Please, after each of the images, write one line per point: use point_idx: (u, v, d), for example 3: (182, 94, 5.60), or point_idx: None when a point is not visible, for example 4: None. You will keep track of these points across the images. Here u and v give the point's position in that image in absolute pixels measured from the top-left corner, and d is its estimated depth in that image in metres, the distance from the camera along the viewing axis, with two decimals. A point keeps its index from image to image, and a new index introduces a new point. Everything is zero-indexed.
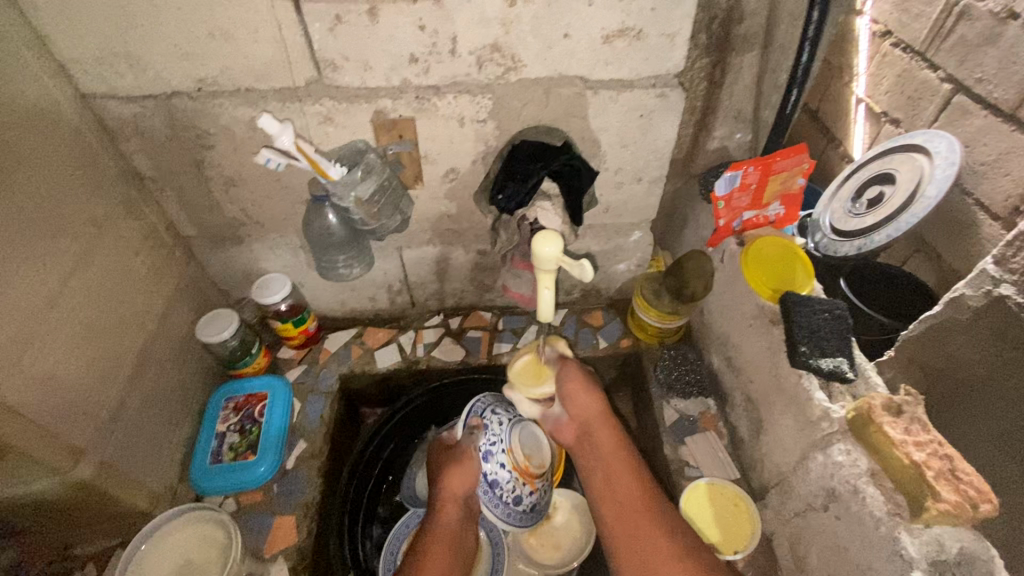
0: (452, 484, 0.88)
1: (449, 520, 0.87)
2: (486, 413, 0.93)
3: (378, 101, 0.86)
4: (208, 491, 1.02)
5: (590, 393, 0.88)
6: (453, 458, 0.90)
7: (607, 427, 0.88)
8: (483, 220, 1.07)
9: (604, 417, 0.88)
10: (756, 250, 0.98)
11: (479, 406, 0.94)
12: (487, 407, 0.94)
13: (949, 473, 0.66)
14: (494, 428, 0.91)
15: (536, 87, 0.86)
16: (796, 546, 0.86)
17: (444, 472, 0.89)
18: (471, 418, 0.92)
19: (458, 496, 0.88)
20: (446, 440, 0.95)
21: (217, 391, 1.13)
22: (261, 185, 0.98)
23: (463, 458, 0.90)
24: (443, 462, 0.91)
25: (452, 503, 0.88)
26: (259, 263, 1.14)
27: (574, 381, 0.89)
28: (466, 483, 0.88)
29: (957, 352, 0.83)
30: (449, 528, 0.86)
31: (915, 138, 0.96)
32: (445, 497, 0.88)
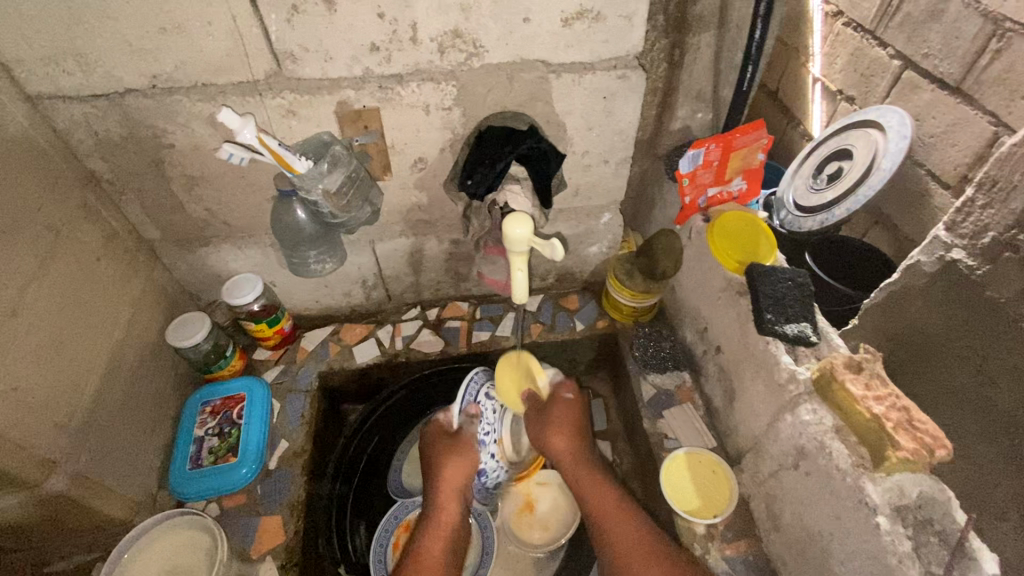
0: (454, 476, 0.90)
1: (451, 512, 0.89)
2: (484, 399, 0.95)
3: (341, 91, 0.85)
4: (190, 497, 1.01)
5: (560, 431, 0.92)
6: (455, 450, 0.91)
7: (576, 453, 0.92)
8: (454, 208, 1.07)
9: (571, 443, 0.92)
10: (721, 225, 1.01)
11: (473, 390, 0.94)
12: (483, 391, 0.96)
13: (906, 423, 0.70)
14: (488, 419, 0.95)
15: (500, 72, 0.86)
16: (771, 505, 0.90)
17: (446, 465, 0.90)
18: (468, 404, 0.93)
19: (457, 486, 0.90)
20: (445, 426, 0.94)
21: (192, 396, 1.11)
22: (226, 182, 0.96)
23: (462, 447, 0.91)
24: (444, 453, 0.91)
25: (452, 495, 0.90)
26: (228, 264, 1.12)
27: (538, 420, 0.94)
28: (466, 473, 0.91)
29: (918, 317, 0.86)
30: (450, 520, 0.88)
31: (870, 114, 1.00)
32: (447, 487, 0.90)
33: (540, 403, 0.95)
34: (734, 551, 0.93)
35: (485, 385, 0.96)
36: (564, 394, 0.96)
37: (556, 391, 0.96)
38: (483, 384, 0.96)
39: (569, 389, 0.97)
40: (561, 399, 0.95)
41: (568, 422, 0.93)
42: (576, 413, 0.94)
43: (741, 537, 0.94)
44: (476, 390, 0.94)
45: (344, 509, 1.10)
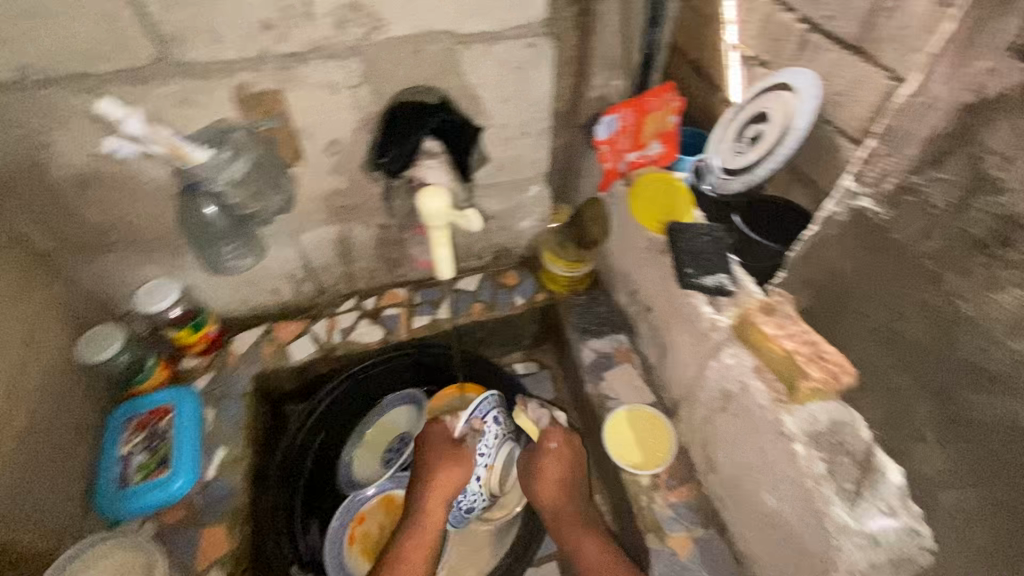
0: (445, 485, 0.95)
1: (435, 517, 0.96)
2: (491, 424, 0.97)
3: (237, 74, 0.80)
4: (122, 517, 0.95)
5: (543, 481, 1.01)
6: (452, 460, 0.96)
7: (559, 494, 1.00)
8: (376, 190, 1.04)
9: (553, 486, 1.00)
10: (642, 188, 1.03)
11: (484, 408, 0.95)
12: (493, 417, 0.98)
13: (817, 356, 0.74)
14: (489, 440, 0.97)
15: (405, 45, 0.84)
16: (706, 449, 0.95)
17: (438, 473, 0.95)
18: (474, 420, 0.95)
19: (446, 494, 0.96)
20: (448, 433, 0.99)
21: (115, 414, 1.05)
22: (122, 182, 0.89)
23: (460, 462, 0.95)
24: (439, 461, 0.96)
25: (439, 502, 0.96)
26: (139, 270, 1.05)
27: (524, 467, 1.03)
28: (456, 485, 0.96)
29: (834, 263, 0.74)
30: (433, 524, 0.95)
31: (786, 74, 0.90)
32: (435, 494, 0.95)
33: (530, 450, 1.04)
34: (677, 497, 0.99)
35: (497, 409, 0.99)
36: (552, 441, 1.02)
37: (547, 436, 1.03)
38: (495, 408, 0.98)
39: (559, 433, 1.04)
40: (548, 444, 1.02)
41: (553, 470, 1.01)
42: (565, 455, 1.02)
43: (682, 483, 0.99)
44: (489, 411, 0.97)
45: (293, 510, 1.08)
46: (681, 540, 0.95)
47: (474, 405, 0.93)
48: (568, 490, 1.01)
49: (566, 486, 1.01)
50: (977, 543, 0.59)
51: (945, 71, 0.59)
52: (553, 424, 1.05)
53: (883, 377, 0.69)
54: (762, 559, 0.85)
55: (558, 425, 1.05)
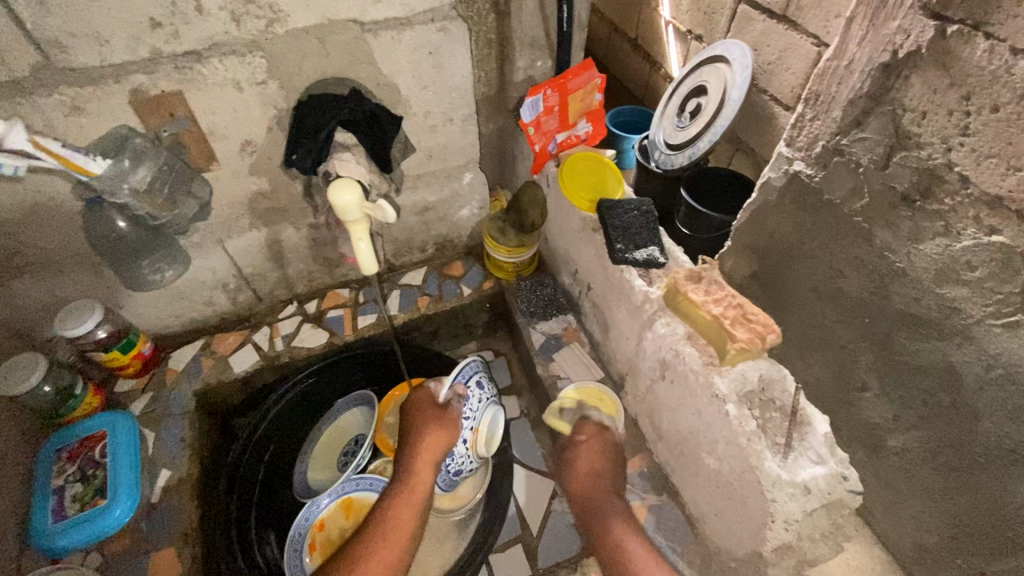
0: (432, 446, 0.94)
1: (424, 480, 0.92)
2: (475, 388, 1.00)
3: (130, 77, 0.76)
4: (61, 552, 0.91)
5: (577, 470, 0.98)
6: (439, 420, 0.96)
7: (592, 485, 0.95)
8: (301, 189, 1.02)
9: (583, 477, 0.96)
10: (571, 167, 1.04)
11: (467, 372, 0.98)
12: (475, 381, 1.00)
13: (743, 317, 0.78)
14: (474, 403, 0.99)
15: (310, 37, 0.81)
16: (653, 418, 0.97)
17: (426, 434, 0.94)
18: (458, 384, 0.97)
19: (434, 455, 0.94)
20: (433, 398, 0.99)
21: (45, 446, 1.00)
22: (19, 200, 0.84)
23: (445, 422, 0.96)
24: (425, 421, 0.96)
25: (428, 463, 0.93)
26: (55, 293, 0.99)
27: (560, 463, 1.01)
28: (444, 446, 0.95)
29: (776, 227, 0.89)
30: (422, 486, 0.91)
31: (716, 49, 1.05)
32: (424, 454, 0.93)
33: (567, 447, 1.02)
34: (630, 467, 1.01)
35: (478, 374, 1.01)
36: (580, 437, 1.01)
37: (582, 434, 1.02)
38: (476, 373, 1.00)
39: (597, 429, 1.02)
40: (581, 440, 1.01)
41: (586, 461, 0.98)
42: (600, 450, 0.99)
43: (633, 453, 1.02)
44: (471, 376, 0.99)
45: (246, 525, 1.04)
46: (638, 510, 0.97)
47: (458, 369, 0.96)
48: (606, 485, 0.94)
49: (608, 477, 0.95)
50: (928, 483, 0.79)
51: (860, 34, 0.69)
52: (593, 421, 1.03)
53: (832, 332, 0.86)
54: (710, 518, 0.88)
55: (600, 428, 1.02)
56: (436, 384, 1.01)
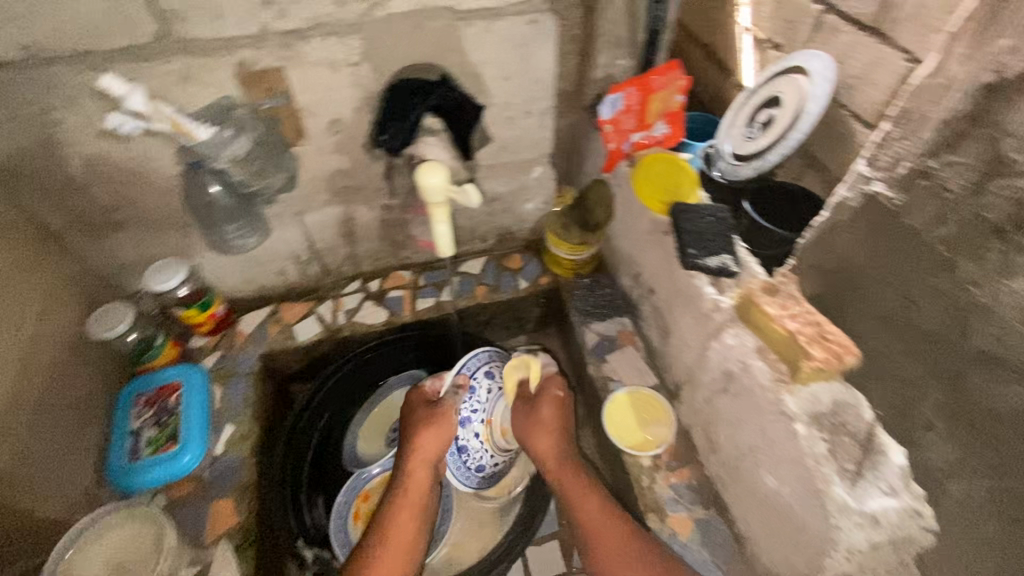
0: (427, 446, 0.97)
1: (419, 480, 0.96)
2: (483, 378, 1.06)
3: (238, 51, 0.80)
4: (133, 489, 0.98)
5: (545, 433, 1.00)
6: (430, 419, 0.99)
7: (558, 442, 1.00)
8: (379, 171, 1.05)
9: (549, 434, 1.00)
10: (647, 167, 1.01)
11: (471, 364, 1.05)
12: (484, 371, 1.07)
13: (819, 336, 0.74)
14: (479, 393, 1.05)
15: (406, 22, 0.83)
16: (708, 431, 0.95)
17: (419, 435, 0.98)
18: (461, 373, 1.04)
19: (429, 455, 0.97)
20: (425, 397, 1.04)
21: (125, 389, 1.07)
22: (128, 161, 0.91)
23: (441, 421, 0.99)
24: (418, 422, 1.00)
25: (422, 463, 0.97)
26: (147, 250, 1.07)
27: (527, 414, 1.03)
28: (440, 445, 0.98)
29: (846, 251, 0.73)
30: (418, 486, 0.96)
31: (797, 58, 0.91)
32: (418, 456, 0.97)
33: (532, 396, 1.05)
34: (678, 478, 0.99)
35: (487, 364, 1.07)
36: (549, 392, 1.04)
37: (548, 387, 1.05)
38: (483, 364, 1.07)
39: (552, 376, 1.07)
40: (547, 394, 1.04)
41: (551, 416, 1.01)
42: (563, 402, 1.04)
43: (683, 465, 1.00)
44: (477, 365, 1.06)
45: (298, 486, 1.08)
46: (684, 523, 0.95)
47: (463, 359, 1.04)
48: (561, 434, 1.01)
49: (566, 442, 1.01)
50: (986, 533, 0.60)
51: (965, 50, 0.58)
52: (550, 376, 1.07)
53: (891, 365, 0.70)
54: (761, 540, 0.85)
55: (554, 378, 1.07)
56: (433, 382, 1.06)
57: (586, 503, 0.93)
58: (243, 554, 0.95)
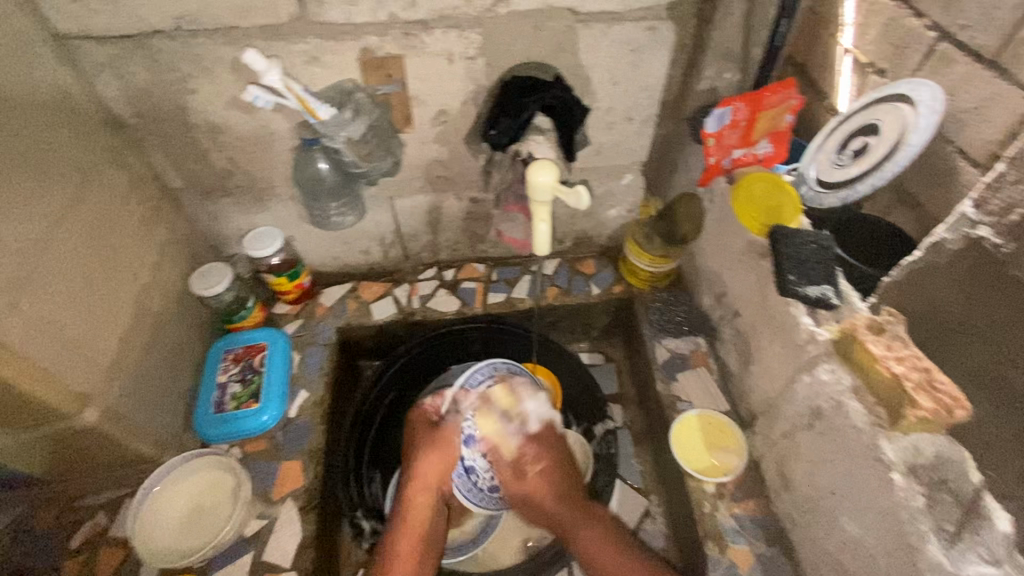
0: (428, 473, 0.90)
1: (419, 508, 0.90)
2: (483, 394, 0.92)
3: (365, 37, 0.84)
4: (214, 439, 1.04)
5: (529, 492, 0.95)
6: (433, 442, 0.91)
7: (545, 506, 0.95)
8: (475, 164, 1.07)
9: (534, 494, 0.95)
10: (747, 187, 0.98)
11: (471, 379, 0.92)
12: (487, 386, 0.93)
13: (926, 384, 0.67)
14: (483, 412, 0.92)
15: (525, 20, 0.85)
16: (782, 465, 0.91)
17: (418, 459, 0.91)
18: (460, 389, 0.92)
19: (432, 480, 0.91)
20: (429, 415, 0.96)
21: (215, 345, 1.14)
22: (248, 132, 0.96)
23: (444, 444, 0.91)
24: (420, 442, 0.92)
25: (423, 488, 0.90)
26: (251, 217, 1.13)
27: (516, 486, 0.96)
28: (439, 472, 0.91)
29: (938, 298, 0.69)
30: (420, 512, 0.90)
31: (902, 85, 0.85)
32: (420, 481, 0.90)
33: (511, 467, 0.96)
34: (743, 510, 0.95)
35: (489, 379, 0.94)
36: (528, 454, 0.95)
37: (524, 446, 0.95)
38: (486, 377, 0.94)
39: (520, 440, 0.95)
40: (530, 453, 0.96)
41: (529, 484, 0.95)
42: (551, 457, 0.97)
43: (749, 497, 0.96)
44: (479, 378, 0.93)
45: (361, 458, 1.11)
46: (744, 555, 0.91)
47: (464, 375, 0.92)
48: (556, 493, 0.95)
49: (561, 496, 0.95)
50: None
51: None
52: (537, 429, 0.97)
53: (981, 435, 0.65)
54: None
55: (538, 433, 0.97)
56: (433, 399, 0.96)
57: (597, 550, 0.88)
58: (307, 516, 0.98)
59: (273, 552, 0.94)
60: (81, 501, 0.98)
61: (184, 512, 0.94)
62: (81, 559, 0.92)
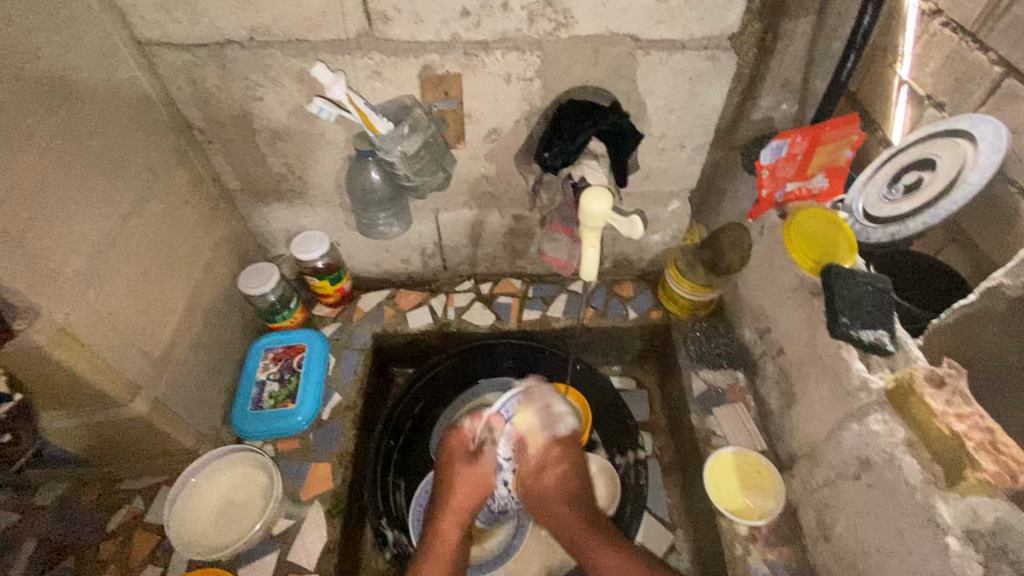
0: (463, 499, 0.93)
1: (449, 537, 0.91)
2: (512, 423, 0.94)
3: (426, 55, 0.86)
4: (249, 435, 1.06)
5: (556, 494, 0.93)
6: (469, 473, 0.94)
7: (571, 507, 0.91)
8: (521, 182, 1.08)
9: (563, 489, 0.93)
10: (799, 225, 0.95)
11: (506, 402, 0.92)
12: (514, 414, 0.94)
13: (990, 445, 0.64)
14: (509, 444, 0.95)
15: (586, 45, 0.85)
16: (822, 514, 0.88)
17: (454, 487, 0.93)
18: (494, 414, 0.93)
19: (463, 511, 0.93)
20: (465, 443, 0.97)
21: (257, 342, 1.17)
22: (305, 140, 0.99)
23: (479, 473, 0.95)
24: (457, 473, 0.94)
25: (456, 518, 0.92)
26: (300, 221, 1.17)
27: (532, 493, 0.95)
28: (473, 500, 0.93)
29: (990, 343, 0.78)
30: (449, 544, 0.90)
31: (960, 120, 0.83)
32: (454, 508, 0.92)
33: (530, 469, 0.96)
34: (776, 556, 0.92)
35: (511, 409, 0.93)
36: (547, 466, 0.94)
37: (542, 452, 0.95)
38: (514, 407, 0.93)
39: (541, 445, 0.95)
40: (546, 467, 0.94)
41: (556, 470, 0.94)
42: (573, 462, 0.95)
43: (784, 543, 0.93)
44: (510, 407, 0.93)
45: (388, 467, 1.11)
46: None
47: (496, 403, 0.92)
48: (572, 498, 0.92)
49: (584, 512, 0.91)
50: None
51: None
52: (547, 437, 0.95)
53: None
54: None
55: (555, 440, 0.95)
56: (470, 424, 0.97)
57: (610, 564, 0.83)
58: (332, 520, 0.99)
59: (298, 553, 0.95)
60: (120, 485, 1.01)
61: (217, 505, 0.96)
62: (117, 541, 0.95)
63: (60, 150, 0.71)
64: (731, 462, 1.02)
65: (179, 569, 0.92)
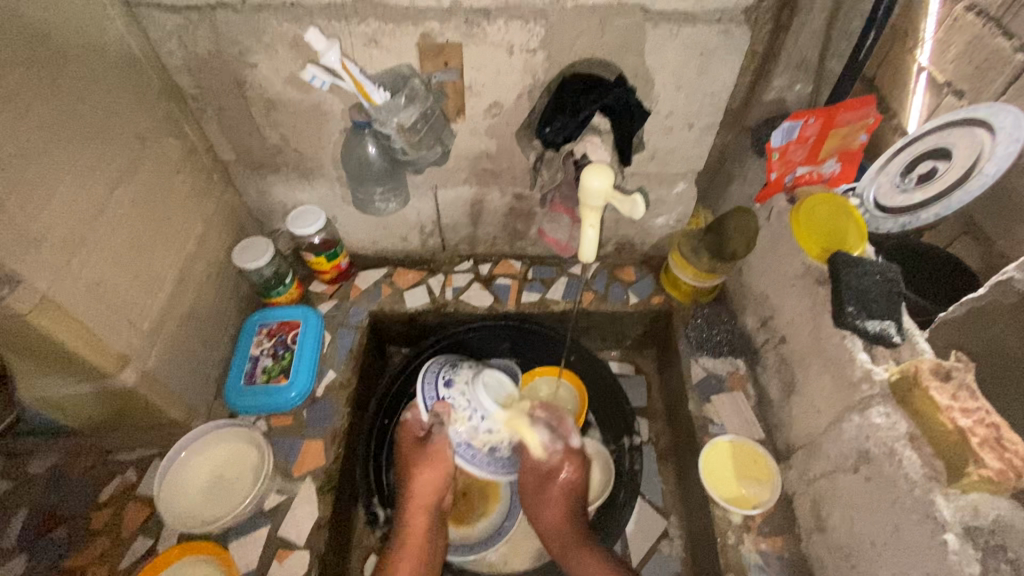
0: (424, 489, 0.92)
1: (417, 526, 0.91)
2: (446, 390, 0.84)
3: (426, 23, 0.82)
4: (242, 410, 1.06)
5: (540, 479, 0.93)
6: (427, 461, 0.92)
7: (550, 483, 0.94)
8: (523, 160, 1.05)
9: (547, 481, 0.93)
10: (807, 209, 0.93)
11: (428, 383, 0.85)
12: (442, 382, 0.85)
13: (995, 441, 0.63)
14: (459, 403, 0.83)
15: (593, 15, 0.81)
16: (818, 506, 0.86)
17: (417, 476, 0.92)
18: (434, 403, 0.84)
19: (425, 500, 0.93)
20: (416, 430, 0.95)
21: (251, 317, 1.16)
22: (301, 111, 0.96)
23: (436, 458, 0.91)
24: (415, 462, 0.93)
25: (419, 508, 0.92)
26: (296, 195, 1.14)
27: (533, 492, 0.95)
28: (437, 485, 0.93)
29: (998, 338, 0.76)
30: (417, 535, 0.90)
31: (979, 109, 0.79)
32: (416, 501, 0.92)
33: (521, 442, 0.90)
34: (769, 546, 0.91)
35: (442, 376, 0.85)
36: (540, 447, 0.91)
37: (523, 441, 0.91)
38: (435, 381, 0.85)
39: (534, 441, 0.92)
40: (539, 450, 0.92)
41: (546, 459, 0.92)
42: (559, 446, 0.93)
43: (777, 533, 0.92)
44: (432, 387, 0.84)
45: (382, 443, 1.09)
46: None
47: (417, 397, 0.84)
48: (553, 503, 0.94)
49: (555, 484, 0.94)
50: None
51: None
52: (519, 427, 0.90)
53: None
54: None
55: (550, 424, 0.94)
56: (413, 414, 0.96)
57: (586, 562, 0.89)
58: (322, 497, 0.98)
59: (289, 528, 0.95)
60: (113, 455, 1.01)
61: (207, 480, 0.96)
62: (109, 511, 0.95)
63: (41, 113, 0.68)
64: (726, 453, 1.00)
65: (170, 541, 0.92)
